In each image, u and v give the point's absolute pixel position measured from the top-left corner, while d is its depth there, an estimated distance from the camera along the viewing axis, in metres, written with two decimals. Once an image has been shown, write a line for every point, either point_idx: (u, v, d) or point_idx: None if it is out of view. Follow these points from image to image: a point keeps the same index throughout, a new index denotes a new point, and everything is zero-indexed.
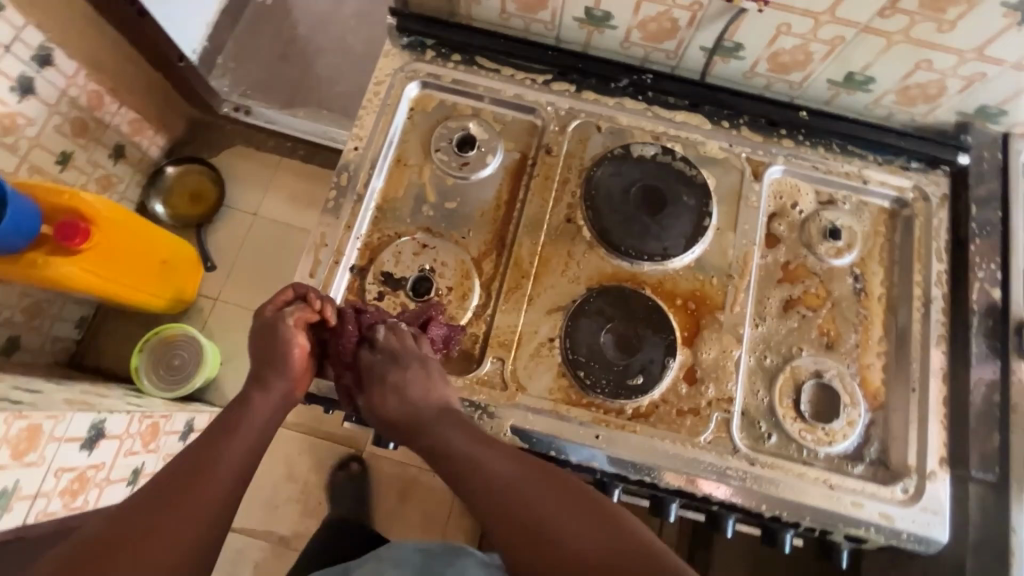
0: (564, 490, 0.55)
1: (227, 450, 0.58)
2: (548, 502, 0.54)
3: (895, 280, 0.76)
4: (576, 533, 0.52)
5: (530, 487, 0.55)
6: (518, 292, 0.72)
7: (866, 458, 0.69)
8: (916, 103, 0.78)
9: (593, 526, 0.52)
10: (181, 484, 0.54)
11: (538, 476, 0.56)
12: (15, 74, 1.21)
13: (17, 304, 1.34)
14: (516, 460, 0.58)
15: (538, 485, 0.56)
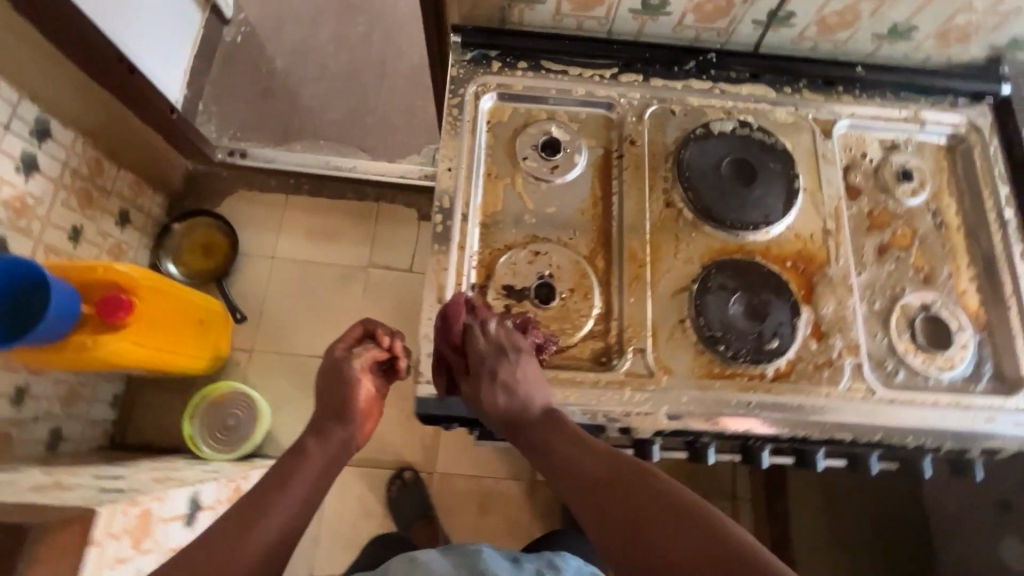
0: (652, 493, 0.51)
1: (288, 497, 0.62)
2: (644, 504, 0.50)
3: (968, 209, 0.82)
4: (668, 533, 0.47)
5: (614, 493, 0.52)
6: (640, 281, 0.74)
7: (985, 375, 0.74)
8: (953, 44, 0.84)
9: (686, 537, 0.47)
10: (249, 517, 0.59)
11: (632, 477, 0.53)
12: (17, 153, 1.14)
13: (54, 394, 1.27)
14: (604, 460, 0.55)
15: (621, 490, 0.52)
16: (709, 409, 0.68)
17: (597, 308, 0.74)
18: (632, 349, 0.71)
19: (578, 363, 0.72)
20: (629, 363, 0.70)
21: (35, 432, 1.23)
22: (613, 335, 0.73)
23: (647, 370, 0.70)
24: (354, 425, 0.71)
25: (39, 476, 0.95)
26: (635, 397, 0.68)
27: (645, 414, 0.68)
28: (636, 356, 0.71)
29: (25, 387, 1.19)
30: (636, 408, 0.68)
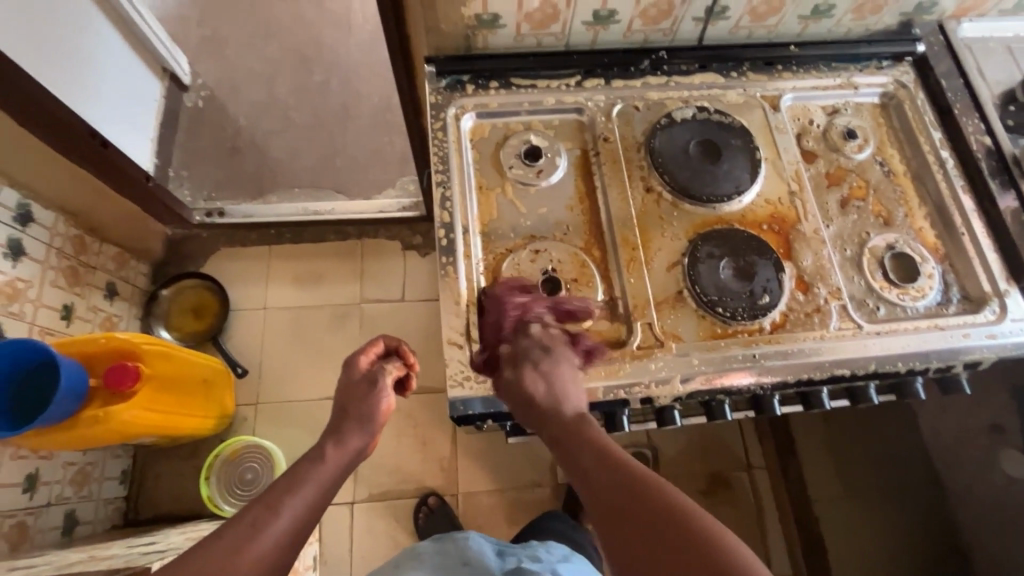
0: (622, 469, 0.55)
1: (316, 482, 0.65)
2: (613, 473, 0.55)
3: (910, 156, 0.91)
4: (627, 500, 0.52)
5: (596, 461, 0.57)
6: (636, 261, 0.80)
7: (954, 299, 0.82)
8: (868, 15, 0.94)
9: (671, 538, 0.48)
10: (270, 495, 0.61)
11: (613, 452, 0.57)
12: (2, 239, 1.14)
13: (64, 477, 1.24)
14: (599, 446, 0.59)
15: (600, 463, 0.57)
16: (719, 366, 0.74)
17: (600, 293, 0.79)
18: (640, 324, 0.76)
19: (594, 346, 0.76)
20: (639, 337, 0.76)
21: (49, 519, 1.21)
22: (620, 315, 0.78)
23: (657, 340, 0.76)
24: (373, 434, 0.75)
25: (70, 556, 0.93)
26: (650, 367, 0.74)
27: (662, 381, 0.73)
28: (645, 330, 0.76)
29: (35, 474, 1.16)
30: (652, 378, 0.73)
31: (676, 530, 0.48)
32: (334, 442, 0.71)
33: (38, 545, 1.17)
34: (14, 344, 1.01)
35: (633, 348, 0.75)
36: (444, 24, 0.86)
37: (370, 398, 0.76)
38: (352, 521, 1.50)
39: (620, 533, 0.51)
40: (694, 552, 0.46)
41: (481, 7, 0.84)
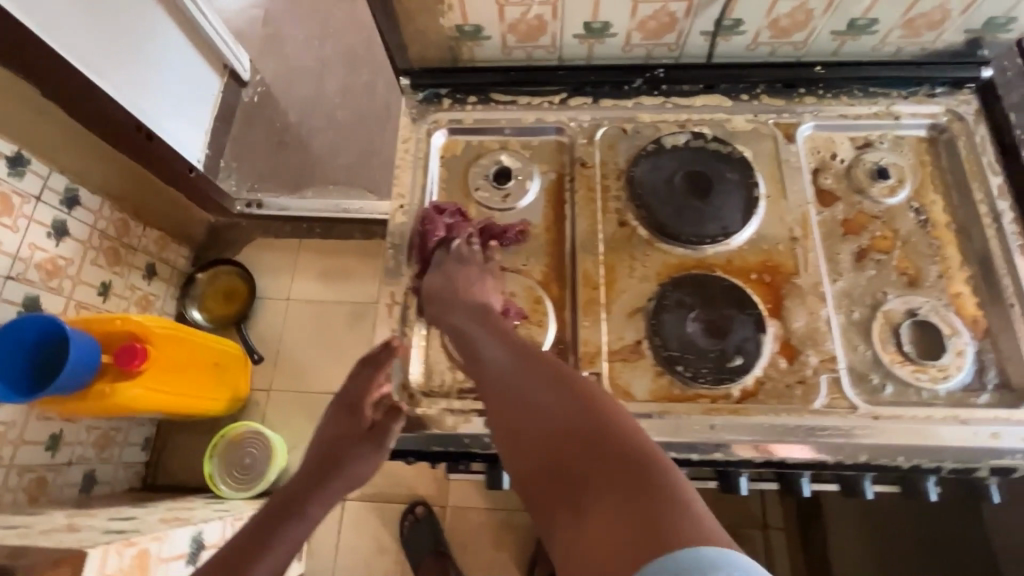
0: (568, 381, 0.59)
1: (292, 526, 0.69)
2: (557, 422, 0.56)
3: (956, 204, 0.75)
4: (571, 451, 0.53)
5: (541, 385, 0.59)
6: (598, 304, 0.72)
7: (989, 385, 0.67)
8: (921, 32, 0.77)
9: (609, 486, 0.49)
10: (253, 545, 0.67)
11: (556, 396, 0.58)
12: (49, 220, 1.27)
13: (86, 439, 1.36)
14: (541, 390, 0.59)
15: (549, 380, 0.59)
16: (669, 434, 0.64)
17: (551, 334, 0.72)
18: (587, 373, 0.69)
19: None
20: (585, 389, 0.68)
21: (68, 476, 1.32)
22: (569, 362, 0.71)
23: (604, 395, 0.68)
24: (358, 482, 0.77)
25: (56, 519, 1.01)
26: None
27: None
28: (592, 381, 0.68)
29: (58, 434, 1.28)
30: None
31: (618, 467, 0.50)
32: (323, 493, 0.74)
33: (55, 499, 1.29)
34: (39, 319, 1.11)
35: None
36: (424, 35, 0.82)
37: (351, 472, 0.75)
38: (341, 517, 1.52)
39: (564, 484, 0.52)
40: (633, 488, 0.48)
41: (462, 19, 0.78)
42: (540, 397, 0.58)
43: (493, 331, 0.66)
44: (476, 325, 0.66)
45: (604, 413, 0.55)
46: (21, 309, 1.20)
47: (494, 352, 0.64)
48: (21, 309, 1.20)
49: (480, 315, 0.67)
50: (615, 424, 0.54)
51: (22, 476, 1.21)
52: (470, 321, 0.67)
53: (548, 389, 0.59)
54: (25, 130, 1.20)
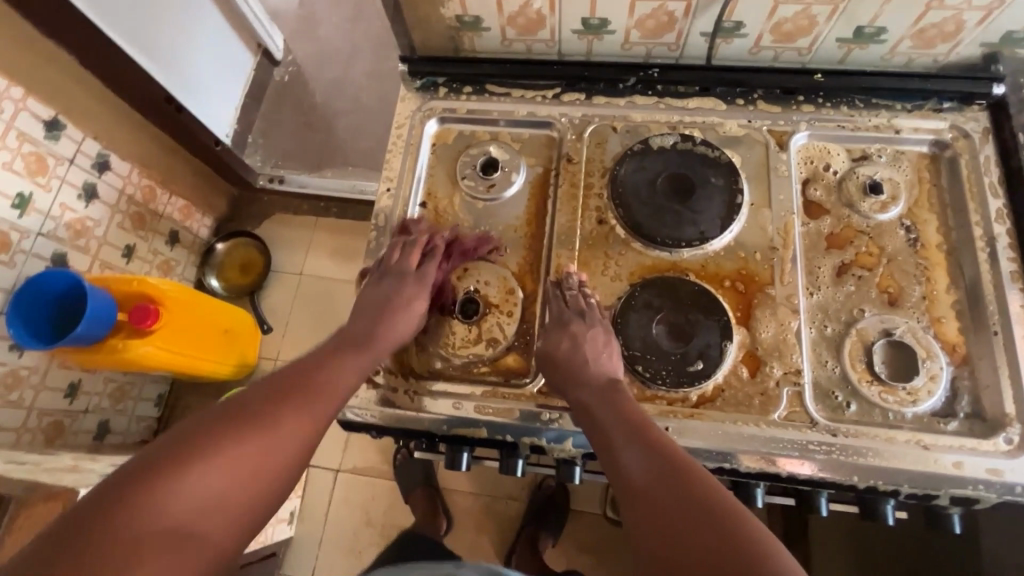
0: (718, 508, 0.48)
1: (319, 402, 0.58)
2: (676, 482, 0.51)
3: (951, 225, 0.73)
4: (687, 516, 0.48)
5: (688, 517, 0.48)
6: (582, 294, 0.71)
7: (959, 413, 0.65)
8: (935, 43, 0.75)
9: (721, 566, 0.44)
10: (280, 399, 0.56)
11: (674, 458, 0.54)
12: (80, 182, 1.33)
13: (103, 390, 1.45)
14: (655, 451, 0.55)
15: (697, 510, 0.49)
16: None
17: (518, 326, 0.74)
18: None
19: (495, 379, 0.72)
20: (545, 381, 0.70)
21: (84, 424, 1.41)
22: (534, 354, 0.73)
23: None
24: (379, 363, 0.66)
25: (64, 460, 1.09)
26: (549, 416, 0.68)
27: (552, 434, 0.68)
28: None
29: (77, 383, 1.37)
30: (542, 429, 0.68)
31: (737, 548, 0.45)
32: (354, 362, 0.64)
33: (71, 443, 1.38)
34: (63, 274, 1.19)
35: (538, 392, 0.70)
36: (426, 24, 0.83)
37: (389, 343, 0.68)
38: (332, 488, 1.49)
39: (667, 543, 0.48)
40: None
41: (461, 9, 0.79)
42: (690, 530, 0.48)
43: (637, 441, 0.56)
44: (620, 435, 0.57)
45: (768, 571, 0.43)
46: (49, 264, 1.28)
47: (635, 463, 0.54)
48: (50, 264, 1.28)
49: (626, 427, 0.58)
50: None
51: (41, 419, 1.30)
52: (613, 425, 0.59)
53: (656, 447, 0.55)
54: (62, 99, 1.25)
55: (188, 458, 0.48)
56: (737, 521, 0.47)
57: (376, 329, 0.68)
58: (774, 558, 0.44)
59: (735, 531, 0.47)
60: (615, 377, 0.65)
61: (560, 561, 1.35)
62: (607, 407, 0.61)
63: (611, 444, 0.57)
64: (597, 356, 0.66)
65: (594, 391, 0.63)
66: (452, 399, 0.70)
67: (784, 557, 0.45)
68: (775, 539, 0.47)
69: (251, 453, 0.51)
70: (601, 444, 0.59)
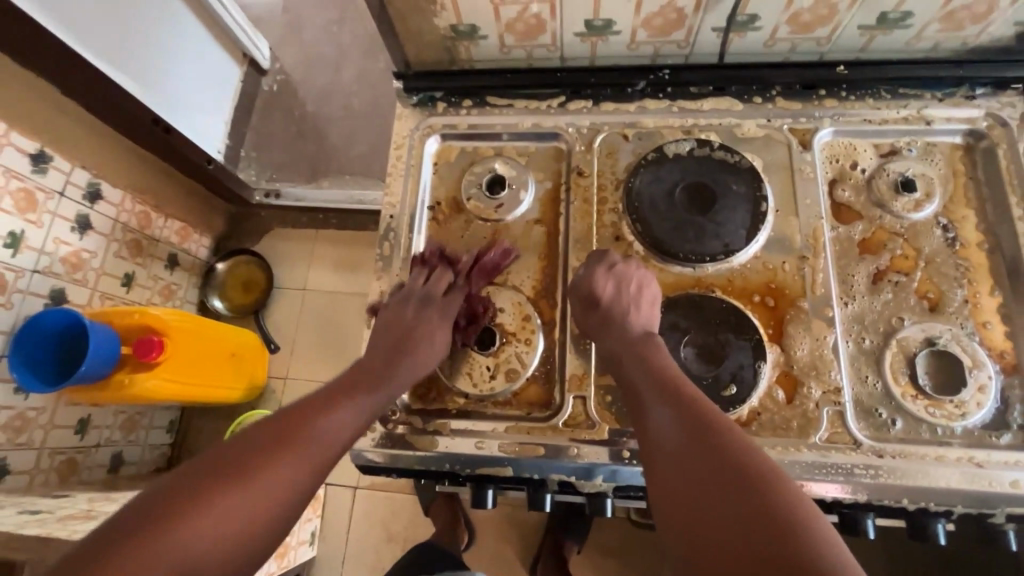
0: (752, 470, 0.48)
1: (336, 421, 0.57)
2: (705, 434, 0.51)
3: (991, 220, 0.69)
4: (714, 463, 0.49)
5: (716, 475, 0.48)
6: (625, 278, 0.66)
7: (1012, 425, 0.61)
8: (964, 25, 0.69)
9: (747, 511, 0.45)
10: (303, 416, 0.56)
11: (706, 413, 0.53)
12: (72, 215, 1.26)
13: (114, 422, 1.41)
14: (687, 406, 0.54)
15: (726, 470, 0.48)
16: None
17: (538, 355, 0.70)
18: (574, 396, 0.68)
19: (517, 413, 0.69)
20: (572, 411, 0.68)
21: (98, 458, 1.38)
22: (556, 383, 0.70)
23: (591, 419, 0.67)
24: (417, 363, 0.66)
25: (78, 504, 1.07)
26: (581, 449, 0.65)
27: (581, 470, 0.65)
28: (579, 405, 0.68)
29: (87, 419, 1.34)
30: (570, 465, 0.65)
31: (766, 496, 0.45)
32: (392, 367, 0.64)
33: (85, 478, 1.35)
34: (63, 312, 1.15)
35: (565, 423, 0.67)
36: (419, 35, 0.78)
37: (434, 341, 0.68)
38: (352, 506, 1.47)
39: (689, 488, 0.48)
40: (783, 522, 0.43)
41: (455, 19, 0.74)
42: (715, 487, 0.47)
43: (672, 401, 0.55)
44: (652, 392, 0.57)
45: (799, 537, 0.42)
46: (48, 302, 1.22)
47: (665, 421, 0.54)
48: (48, 301, 1.22)
49: (658, 386, 0.57)
50: (812, 537, 0.42)
51: (53, 458, 1.27)
52: (647, 382, 0.58)
53: (688, 401, 0.55)
54: (46, 128, 1.18)
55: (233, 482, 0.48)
56: (771, 485, 0.46)
57: (410, 331, 0.67)
58: (809, 523, 0.43)
59: (766, 491, 0.46)
60: (650, 332, 0.64)
61: (585, 568, 1.32)
62: (640, 360, 0.61)
63: (642, 400, 0.58)
64: (637, 304, 0.65)
65: (629, 342, 0.62)
66: (476, 435, 0.67)
67: (817, 521, 0.44)
68: (810, 503, 0.45)
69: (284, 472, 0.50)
70: (632, 402, 0.59)
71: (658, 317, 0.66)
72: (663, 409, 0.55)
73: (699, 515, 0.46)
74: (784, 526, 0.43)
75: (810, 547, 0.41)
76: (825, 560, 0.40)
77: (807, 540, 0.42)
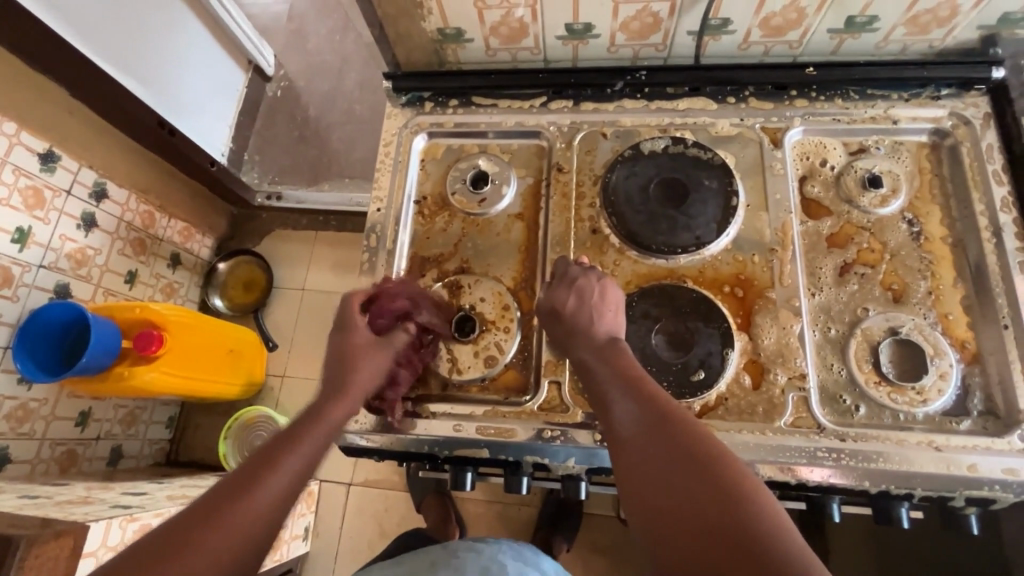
0: (709, 457, 0.50)
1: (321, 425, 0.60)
2: (666, 429, 0.53)
3: (955, 216, 0.71)
4: (674, 458, 0.51)
5: (677, 464, 0.50)
6: (586, 289, 0.68)
7: (972, 411, 0.63)
8: (929, 29, 0.72)
9: (706, 501, 0.47)
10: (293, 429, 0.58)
11: (666, 409, 0.55)
12: (78, 213, 1.30)
13: (114, 416, 1.44)
14: (649, 403, 0.56)
15: (686, 458, 0.50)
16: None
17: (516, 343, 0.73)
18: (549, 382, 0.71)
19: (495, 398, 0.72)
20: (547, 396, 0.70)
21: (97, 450, 1.41)
22: (533, 370, 0.72)
23: (564, 404, 0.69)
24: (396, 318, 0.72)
25: (76, 492, 1.10)
26: (558, 432, 0.67)
27: (555, 452, 0.67)
28: (554, 390, 0.70)
29: (87, 411, 1.37)
30: (544, 447, 0.67)
31: (722, 485, 0.48)
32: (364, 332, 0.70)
33: (85, 470, 1.38)
34: (66, 305, 1.18)
35: (540, 406, 0.69)
36: (409, 38, 0.82)
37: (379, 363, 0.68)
38: (345, 502, 1.49)
39: (649, 482, 0.50)
40: (738, 510, 0.46)
41: (442, 22, 0.78)
42: (676, 476, 0.50)
43: (634, 397, 0.57)
44: (616, 388, 0.59)
45: (755, 515, 0.45)
46: (53, 296, 1.26)
47: (629, 415, 0.56)
48: (53, 295, 1.26)
49: (621, 381, 0.59)
50: (764, 520, 0.45)
51: (54, 449, 1.30)
52: (611, 380, 0.60)
53: (648, 397, 0.57)
54: (56, 130, 1.22)
55: (229, 507, 0.49)
56: (726, 469, 0.49)
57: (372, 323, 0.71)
58: (759, 500, 0.47)
59: (723, 481, 0.48)
60: (615, 337, 0.65)
61: (573, 566, 1.33)
62: (604, 360, 0.62)
63: (605, 398, 0.59)
64: (602, 312, 0.67)
65: (592, 343, 0.64)
66: (453, 419, 0.70)
67: (767, 500, 0.47)
68: (762, 487, 0.48)
69: (258, 507, 0.50)
70: (597, 398, 0.61)
71: (624, 324, 0.68)
72: (624, 408, 0.57)
73: (660, 506, 0.49)
74: (739, 513, 0.45)
75: (762, 531, 0.44)
76: (777, 541, 0.43)
77: (759, 524, 0.45)
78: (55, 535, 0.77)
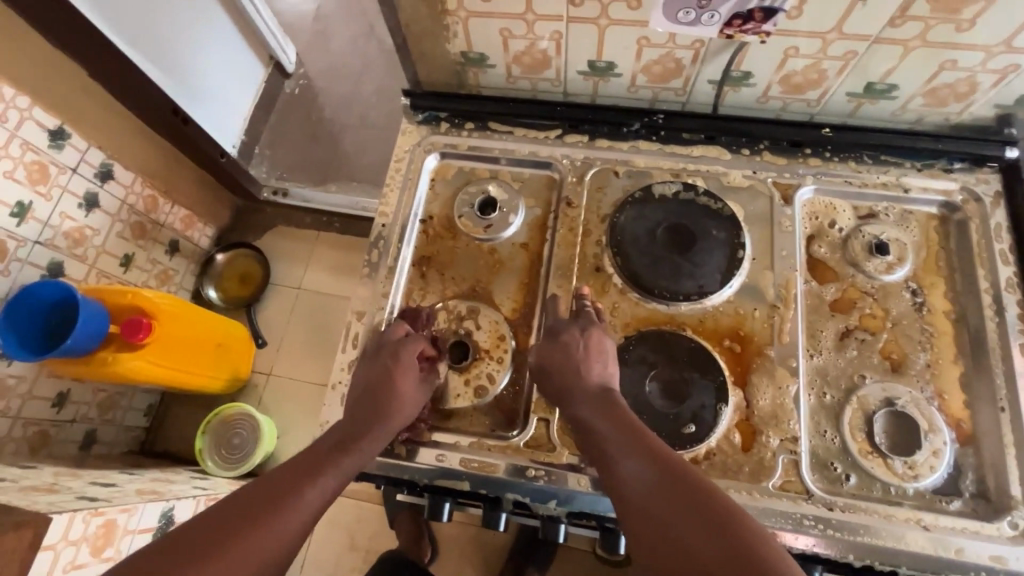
0: (718, 510, 0.49)
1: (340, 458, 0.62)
2: (677, 487, 0.52)
3: (959, 291, 0.71)
4: (688, 516, 0.49)
5: (693, 525, 0.49)
6: (571, 344, 0.66)
7: (963, 492, 0.62)
8: (948, 102, 0.72)
9: (726, 558, 0.46)
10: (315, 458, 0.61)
11: (673, 465, 0.54)
12: (82, 192, 1.29)
13: (92, 400, 1.41)
14: (652, 459, 0.55)
15: (698, 513, 0.49)
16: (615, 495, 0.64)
17: (508, 374, 0.72)
18: (538, 419, 0.69)
19: (480, 430, 0.70)
20: (534, 432, 0.69)
21: (70, 433, 1.38)
22: (522, 404, 0.71)
23: (551, 442, 0.68)
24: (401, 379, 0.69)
25: (43, 477, 1.06)
26: (543, 470, 0.66)
27: (537, 492, 0.66)
28: (541, 427, 0.69)
29: (65, 392, 1.33)
30: (525, 486, 0.66)
31: (738, 540, 0.47)
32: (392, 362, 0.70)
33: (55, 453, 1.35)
34: (56, 285, 1.16)
35: (525, 443, 0.68)
36: (432, 57, 0.82)
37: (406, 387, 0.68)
38: None
39: (665, 545, 0.49)
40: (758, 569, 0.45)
41: (465, 46, 0.79)
42: (690, 535, 0.48)
43: (637, 453, 0.56)
44: (618, 444, 0.58)
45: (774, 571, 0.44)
46: (44, 273, 1.24)
47: (635, 473, 0.54)
48: (45, 273, 1.24)
49: (623, 435, 0.58)
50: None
51: (26, 428, 1.26)
52: (611, 436, 0.59)
53: (652, 449, 0.56)
54: (68, 108, 1.21)
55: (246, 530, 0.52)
56: (735, 523, 0.48)
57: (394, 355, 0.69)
58: (772, 556, 0.46)
59: (739, 538, 0.47)
60: (607, 386, 0.64)
61: None
62: (605, 415, 0.61)
63: (610, 455, 0.57)
64: (591, 363, 0.65)
65: (588, 398, 0.63)
66: (437, 448, 0.69)
67: (782, 558, 0.46)
68: (773, 540, 0.48)
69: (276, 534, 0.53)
70: (599, 456, 0.59)
71: (616, 369, 0.67)
72: (631, 466, 0.55)
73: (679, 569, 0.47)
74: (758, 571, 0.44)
75: None
76: None
77: None
78: (13, 526, 0.75)
